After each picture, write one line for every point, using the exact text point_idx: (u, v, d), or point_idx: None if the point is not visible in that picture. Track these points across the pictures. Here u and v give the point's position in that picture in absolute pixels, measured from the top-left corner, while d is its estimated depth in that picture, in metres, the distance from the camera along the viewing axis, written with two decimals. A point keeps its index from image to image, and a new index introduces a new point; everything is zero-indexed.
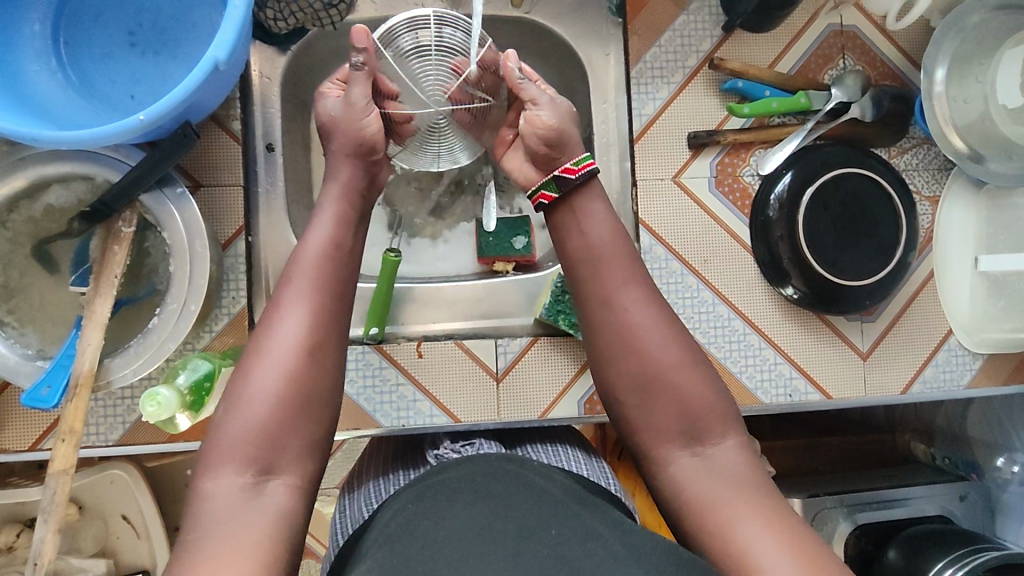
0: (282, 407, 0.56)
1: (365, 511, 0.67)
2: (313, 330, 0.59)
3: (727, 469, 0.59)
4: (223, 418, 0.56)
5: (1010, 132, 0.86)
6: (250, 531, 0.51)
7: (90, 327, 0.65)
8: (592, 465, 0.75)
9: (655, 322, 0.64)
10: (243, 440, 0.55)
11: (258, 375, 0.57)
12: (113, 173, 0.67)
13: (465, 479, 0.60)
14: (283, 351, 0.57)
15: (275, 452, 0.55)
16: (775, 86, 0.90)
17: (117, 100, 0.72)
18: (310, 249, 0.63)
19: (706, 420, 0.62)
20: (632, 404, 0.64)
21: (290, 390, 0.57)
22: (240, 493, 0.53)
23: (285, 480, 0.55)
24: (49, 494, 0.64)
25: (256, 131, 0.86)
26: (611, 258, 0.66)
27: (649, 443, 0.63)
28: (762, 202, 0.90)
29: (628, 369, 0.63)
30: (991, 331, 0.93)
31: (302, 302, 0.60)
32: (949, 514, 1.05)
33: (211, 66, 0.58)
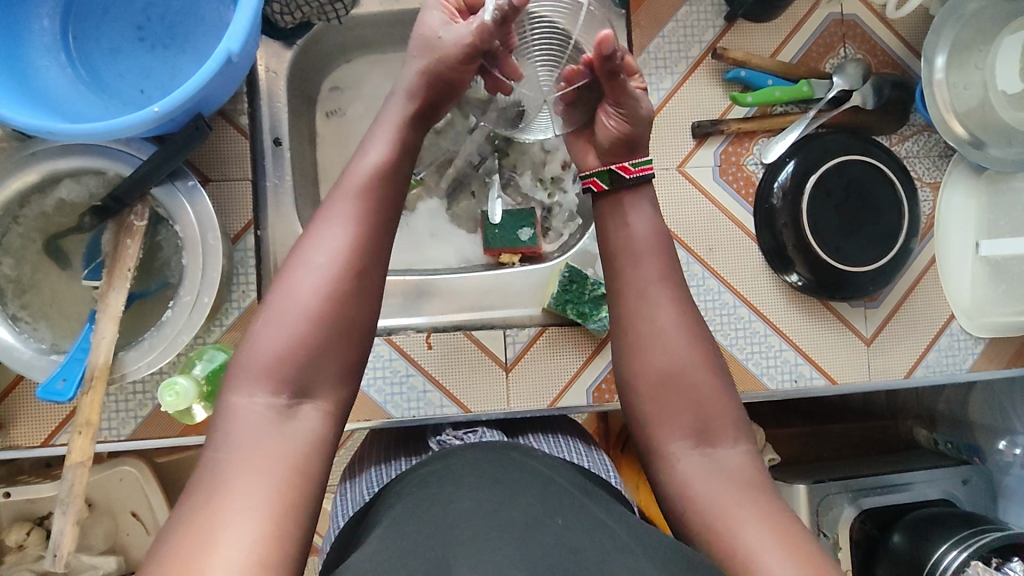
0: (317, 327, 0.56)
1: (365, 494, 0.69)
2: (353, 255, 0.58)
3: (733, 473, 0.58)
4: (257, 336, 0.56)
5: (1009, 118, 0.88)
6: (287, 462, 0.52)
7: (105, 320, 0.66)
8: (594, 458, 0.76)
9: (676, 322, 0.62)
10: (277, 362, 0.54)
11: (286, 303, 0.56)
12: (126, 167, 0.67)
13: (475, 471, 0.61)
14: (322, 273, 0.56)
15: (311, 375, 0.55)
16: (778, 75, 0.91)
17: (127, 94, 0.72)
18: (353, 181, 0.61)
19: (718, 425, 0.60)
20: (647, 397, 0.61)
21: (329, 313, 0.56)
22: (271, 414, 0.53)
23: (316, 404, 0.56)
24: (67, 487, 0.64)
25: (263, 125, 0.86)
26: (645, 251, 0.64)
27: (660, 441, 0.61)
28: (766, 190, 0.91)
29: (648, 364, 0.61)
30: (994, 314, 0.94)
31: (344, 226, 0.58)
32: (951, 498, 1.06)
33: (224, 57, 0.59)
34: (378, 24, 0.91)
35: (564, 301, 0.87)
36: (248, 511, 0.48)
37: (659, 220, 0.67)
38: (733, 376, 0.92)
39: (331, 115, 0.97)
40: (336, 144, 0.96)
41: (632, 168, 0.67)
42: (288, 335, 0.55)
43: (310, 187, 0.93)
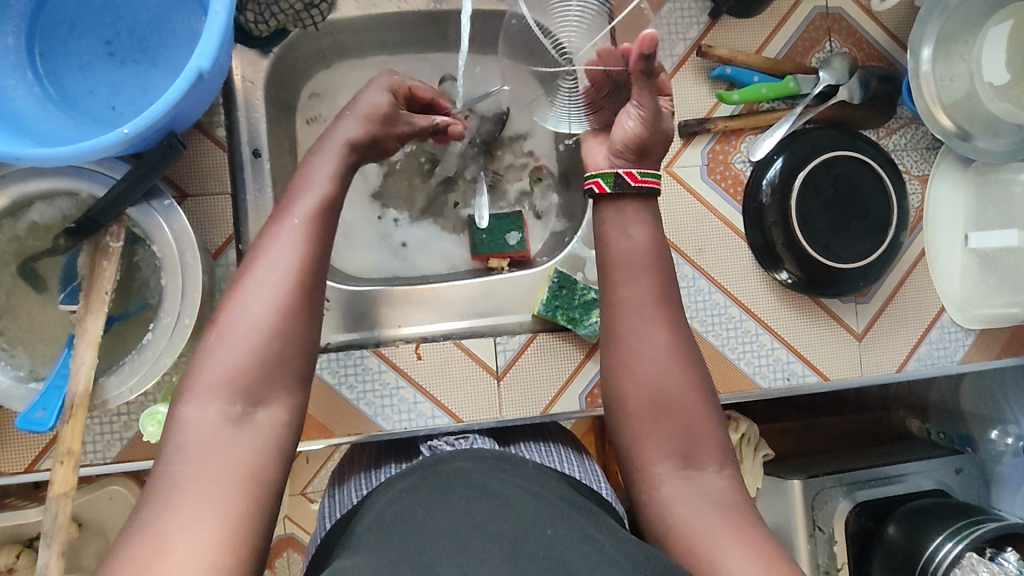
0: (267, 339, 0.55)
1: (354, 497, 0.69)
2: (301, 270, 0.58)
3: (716, 498, 0.57)
4: (208, 351, 0.55)
5: (996, 110, 0.87)
6: (237, 475, 0.50)
7: (83, 346, 0.64)
8: (585, 467, 0.75)
9: (666, 345, 0.62)
10: (228, 372, 0.53)
11: (235, 314, 0.56)
12: (99, 187, 0.65)
13: (463, 475, 0.60)
14: (270, 280, 0.57)
15: (262, 385, 0.54)
16: (763, 71, 0.90)
17: (97, 111, 0.70)
18: (302, 203, 0.62)
19: (703, 445, 0.60)
20: (637, 417, 0.61)
21: (277, 326, 0.56)
22: (220, 420, 0.52)
23: (271, 411, 0.55)
24: (50, 516, 0.63)
25: (241, 137, 0.84)
26: (644, 266, 0.64)
27: (648, 459, 0.60)
28: (754, 188, 0.91)
29: (636, 385, 0.61)
30: (983, 307, 0.93)
31: (287, 236, 0.59)
32: (945, 488, 1.06)
33: (195, 74, 0.57)
34: (355, 29, 0.90)
35: (554, 306, 0.86)
36: (197, 526, 0.47)
37: (647, 227, 0.66)
38: (725, 376, 0.92)
39: (311, 122, 0.95)
40: None
41: (637, 175, 0.66)
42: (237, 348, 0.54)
43: None
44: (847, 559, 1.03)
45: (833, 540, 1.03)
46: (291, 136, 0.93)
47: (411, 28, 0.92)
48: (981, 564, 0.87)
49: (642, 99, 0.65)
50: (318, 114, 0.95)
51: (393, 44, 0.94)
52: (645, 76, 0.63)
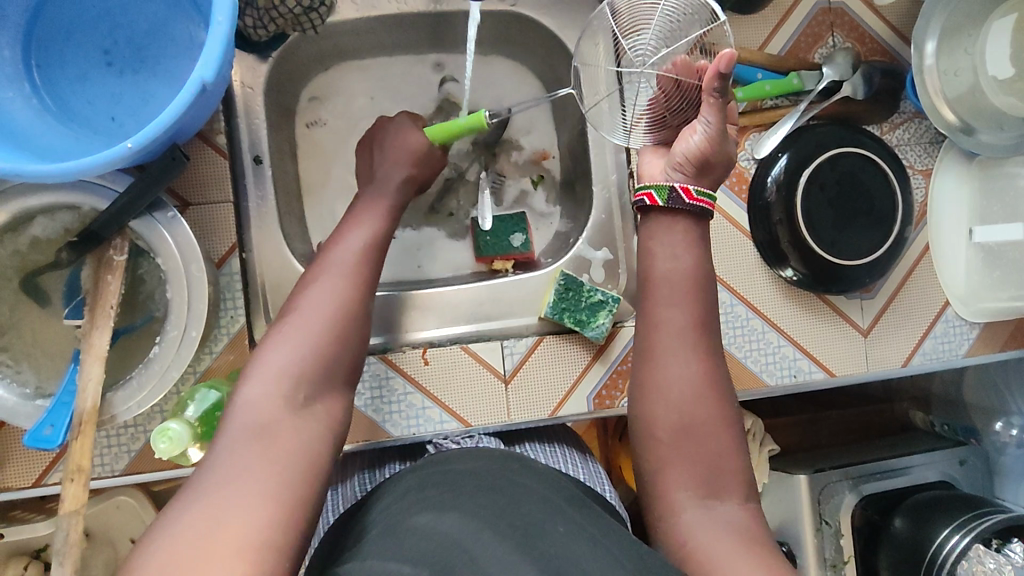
0: (333, 338, 0.60)
1: (358, 491, 0.78)
2: (362, 282, 0.65)
3: (735, 528, 0.57)
4: (271, 343, 0.58)
5: (1001, 104, 0.87)
6: (295, 457, 0.52)
7: (90, 361, 0.63)
8: (589, 469, 0.80)
9: (698, 374, 0.62)
10: (294, 362, 0.56)
11: (301, 314, 0.60)
12: (102, 200, 0.65)
13: (477, 479, 0.61)
14: (336, 287, 0.63)
15: (323, 379, 0.58)
16: (767, 68, 0.90)
17: (97, 122, 0.69)
18: (362, 231, 0.70)
19: (724, 475, 0.60)
20: (665, 443, 0.61)
21: (341, 328, 0.61)
22: (281, 404, 0.54)
23: (326, 406, 0.57)
24: (62, 534, 0.63)
25: (242, 144, 0.83)
26: (678, 292, 0.64)
27: (670, 485, 0.60)
28: (759, 185, 0.90)
29: (666, 411, 0.62)
30: (988, 300, 0.94)
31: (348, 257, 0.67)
32: (950, 479, 1.06)
33: (198, 86, 0.56)
34: (354, 31, 0.89)
35: (563, 309, 0.86)
36: (256, 502, 0.48)
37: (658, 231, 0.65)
38: (732, 375, 0.91)
39: (311, 126, 0.94)
40: (319, 156, 0.94)
41: (693, 193, 0.66)
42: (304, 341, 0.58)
43: (295, 202, 0.91)
44: (855, 554, 1.03)
45: (840, 533, 1.03)
46: (292, 140, 0.92)
47: (411, 29, 0.91)
48: (989, 554, 0.88)
49: (710, 113, 0.64)
50: (318, 117, 0.94)
51: (393, 45, 0.93)
52: (719, 94, 0.63)
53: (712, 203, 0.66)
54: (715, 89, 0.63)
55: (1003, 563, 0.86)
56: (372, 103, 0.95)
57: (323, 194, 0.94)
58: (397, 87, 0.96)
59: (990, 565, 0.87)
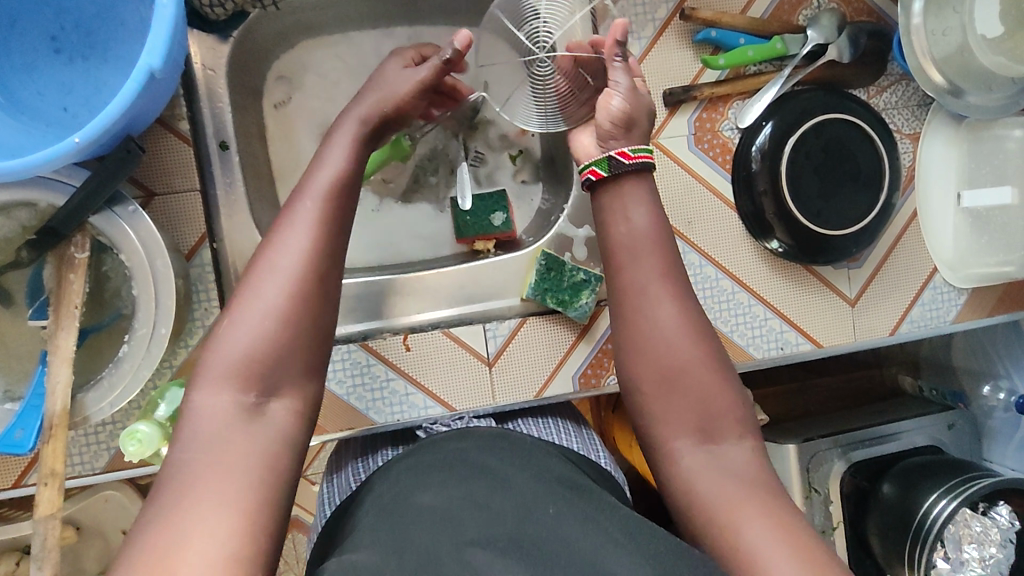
0: (288, 329, 0.51)
1: (352, 483, 0.71)
2: (317, 256, 0.53)
3: (739, 471, 0.55)
4: (219, 337, 0.51)
5: (989, 64, 0.84)
6: (248, 470, 0.46)
7: (58, 363, 0.61)
8: (582, 438, 0.76)
9: (677, 319, 0.59)
10: (242, 360, 0.49)
11: (248, 306, 0.51)
12: (59, 196, 0.62)
13: (465, 465, 0.60)
14: (284, 272, 0.52)
15: (276, 373, 0.50)
16: (750, 33, 0.86)
17: (49, 114, 0.66)
18: (320, 176, 0.57)
19: (722, 420, 0.57)
20: (653, 397, 0.59)
21: (295, 311, 0.51)
22: (233, 410, 0.48)
23: (285, 402, 0.51)
24: (40, 539, 0.61)
25: (206, 129, 0.80)
26: (647, 252, 0.61)
27: (662, 433, 0.59)
28: (744, 155, 0.88)
29: (651, 362, 0.59)
30: (978, 265, 0.93)
31: (302, 224, 0.54)
32: (938, 444, 1.07)
33: (145, 75, 0.53)
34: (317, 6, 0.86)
35: (543, 289, 0.85)
36: (208, 527, 0.43)
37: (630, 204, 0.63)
38: None
39: (280, 107, 0.91)
40: (288, 137, 0.92)
41: (630, 154, 0.63)
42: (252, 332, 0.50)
43: (266, 187, 0.89)
44: (844, 519, 1.04)
45: (829, 500, 1.03)
46: (259, 122, 0.89)
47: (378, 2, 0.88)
48: (974, 518, 0.90)
49: (620, 76, 0.66)
50: (286, 97, 0.91)
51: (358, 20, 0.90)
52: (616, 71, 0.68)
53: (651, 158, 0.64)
54: (616, 54, 0.66)
55: (990, 527, 0.89)
56: (344, 81, 0.92)
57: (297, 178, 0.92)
58: (366, 63, 0.93)
59: (977, 528, 0.90)
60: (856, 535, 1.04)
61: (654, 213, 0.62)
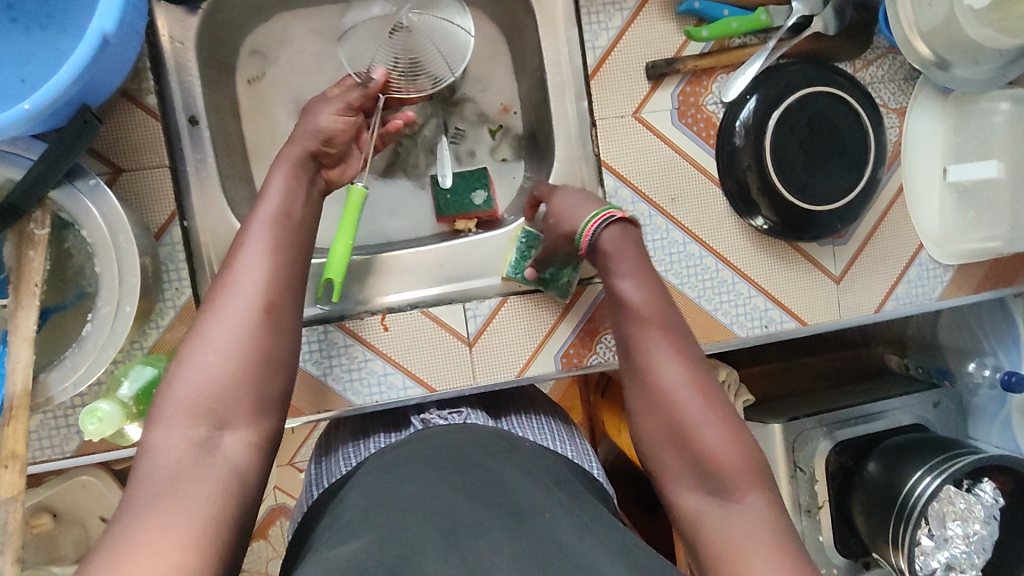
0: (237, 364, 0.54)
1: (343, 468, 0.71)
2: (267, 289, 0.58)
3: (756, 524, 0.53)
4: (169, 381, 0.54)
5: (975, 35, 0.81)
6: (202, 501, 0.48)
7: (18, 343, 0.59)
8: (578, 446, 0.75)
9: (682, 377, 0.60)
10: (192, 398, 0.52)
11: (198, 348, 0.54)
12: (15, 169, 0.60)
13: (454, 461, 0.59)
14: (235, 312, 0.56)
15: (230, 407, 0.53)
16: (734, 4, 0.84)
17: (6, 85, 0.64)
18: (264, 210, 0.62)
19: (732, 475, 0.56)
20: (662, 457, 0.59)
21: (247, 349, 0.55)
22: (189, 446, 0.50)
23: (240, 435, 0.53)
24: (2, 523, 0.59)
25: (175, 104, 0.78)
26: (650, 313, 0.64)
27: (675, 492, 0.59)
28: (728, 130, 0.87)
29: (656, 423, 0.60)
30: (965, 241, 0.92)
31: (252, 266, 0.58)
32: (924, 422, 1.07)
33: (99, 37, 0.51)
34: None
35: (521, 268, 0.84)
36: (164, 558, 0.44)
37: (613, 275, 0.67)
38: (703, 327, 0.89)
39: (253, 82, 0.89)
40: (262, 113, 0.89)
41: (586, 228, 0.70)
42: (200, 372, 0.53)
43: (241, 165, 0.87)
44: (829, 497, 1.04)
45: (814, 479, 1.04)
46: (232, 98, 0.87)
47: None
48: (958, 495, 0.90)
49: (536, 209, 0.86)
50: (261, 72, 0.89)
51: None
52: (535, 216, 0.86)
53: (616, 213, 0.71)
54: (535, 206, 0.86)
55: (974, 503, 0.89)
56: (319, 55, 0.90)
57: (273, 155, 0.90)
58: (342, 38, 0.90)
59: (961, 505, 0.90)
60: (840, 513, 1.04)
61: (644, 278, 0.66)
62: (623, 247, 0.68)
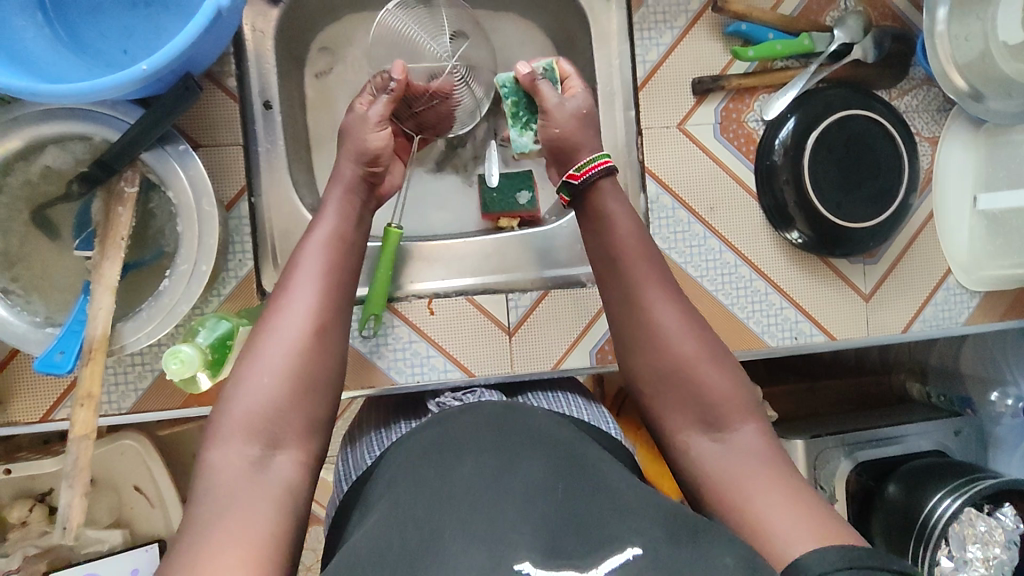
0: (290, 385, 0.57)
1: (366, 459, 0.69)
2: (323, 307, 0.60)
3: (751, 452, 0.58)
4: (227, 402, 0.56)
5: (1007, 71, 0.85)
6: (262, 511, 0.51)
7: (100, 291, 0.63)
8: (593, 411, 0.76)
9: (676, 320, 0.64)
10: (248, 415, 0.55)
11: (254, 368, 0.57)
12: (113, 131, 0.65)
13: (487, 434, 0.60)
14: (288, 333, 0.58)
15: (281, 428, 0.55)
16: (779, 28, 0.89)
17: (109, 56, 0.69)
18: (317, 234, 0.65)
19: (725, 408, 0.61)
20: (656, 395, 0.64)
21: (301, 368, 0.57)
22: (245, 466, 0.53)
23: (291, 455, 0.55)
24: (70, 461, 0.63)
25: (252, 89, 0.84)
26: (637, 259, 0.66)
27: (674, 429, 0.62)
28: (767, 146, 0.90)
29: (655, 363, 0.64)
30: (990, 269, 0.95)
31: (306, 288, 0.60)
32: (943, 449, 1.07)
33: (214, 12, 0.57)
34: None
35: (523, 122, 0.80)
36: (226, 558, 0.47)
37: (603, 215, 0.69)
38: (734, 335, 0.92)
39: (320, 76, 0.94)
40: (326, 106, 0.94)
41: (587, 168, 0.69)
42: (256, 391, 0.56)
43: (304, 153, 0.92)
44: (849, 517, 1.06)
45: (835, 497, 1.05)
46: (300, 89, 0.93)
47: None
48: (980, 518, 0.90)
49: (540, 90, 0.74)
50: (328, 67, 0.95)
51: None
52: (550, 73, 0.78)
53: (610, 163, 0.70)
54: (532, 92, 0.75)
55: (995, 527, 0.90)
56: None
57: (333, 146, 0.95)
58: None
59: (981, 528, 0.90)
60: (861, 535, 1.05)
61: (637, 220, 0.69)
62: (617, 199, 0.69)
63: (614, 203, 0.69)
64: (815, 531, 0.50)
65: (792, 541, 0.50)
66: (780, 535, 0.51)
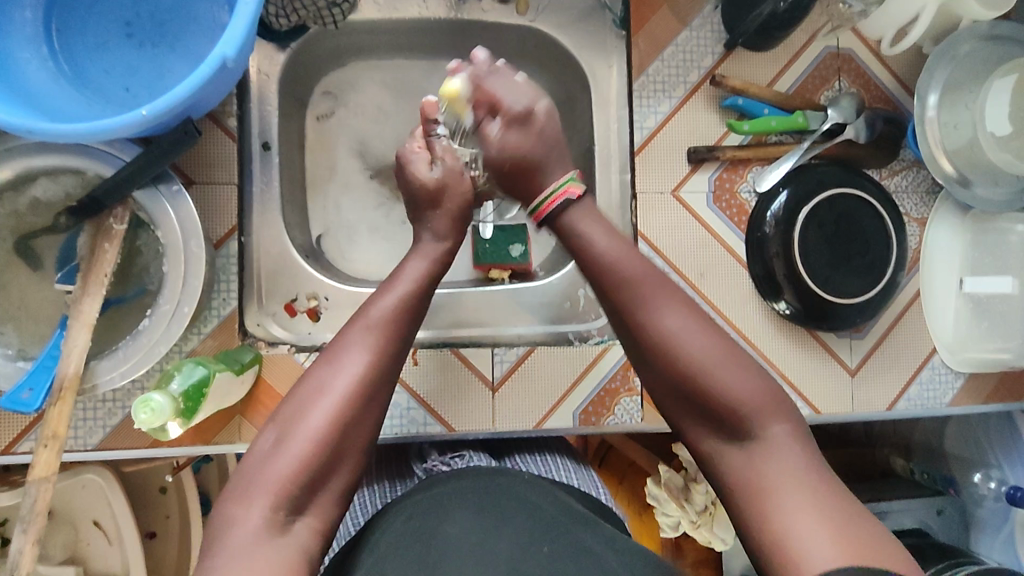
0: (326, 447, 0.54)
1: (353, 527, 0.71)
2: (378, 366, 0.57)
3: (781, 459, 0.56)
4: (266, 455, 0.54)
5: (996, 160, 0.88)
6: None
7: (77, 328, 0.62)
8: (582, 475, 0.81)
9: (687, 328, 0.62)
10: (276, 481, 0.52)
11: (295, 426, 0.54)
12: (106, 167, 0.65)
13: (468, 493, 0.59)
14: (335, 397, 0.55)
15: (308, 494, 0.53)
16: (774, 104, 0.91)
17: (111, 92, 0.70)
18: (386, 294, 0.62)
19: (746, 418, 0.58)
20: (675, 404, 0.63)
21: (346, 431, 0.55)
22: (264, 524, 0.51)
23: (309, 520, 0.54)
24: (30, 500, 0.60)
25: (252, 129, 0.85)
26: (642, 276, 0.65)
27: (698, 440, 0.61)
28: (759, 218, 0.91)
29: (668, 375, 0.62)
30: (975, 350, 0.95)
31: (358, 352, 0.57)
32: (925, 527, 1.08)
33: (219, 62, 0.58)
34: (372, 31, 0.91)
35: None
36: None
37: (579, 231, 0.68)
38: None
39: (322, 119, 0.95)
40: (326, 149, 0.95)
41: (543, 206, 0.70)
42: (289, 458, 0.53)
43: (299, 194, 0.92)
44: None
45: None
46: (301, 131, 0.93)
47: (426, 34, 0.94)
48: None
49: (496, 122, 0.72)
50: (329, 111, 0.96)
51: (407, 50, 0.96)
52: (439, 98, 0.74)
53: (573, 188, 0.69)
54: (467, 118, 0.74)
55: None
56: (385, 103, 0.97)
57: (329, 188, 0.95)
58: (409, 90, 0.98)
59: None
60: None
61: (618, 240, 0.67)
62: (588, 213, 0.69)
63: (584, 218, 0.68)
64: (840, 546, 0.50)
65: (822, 559, 0.49)
66: (812, 555, 0.50)
